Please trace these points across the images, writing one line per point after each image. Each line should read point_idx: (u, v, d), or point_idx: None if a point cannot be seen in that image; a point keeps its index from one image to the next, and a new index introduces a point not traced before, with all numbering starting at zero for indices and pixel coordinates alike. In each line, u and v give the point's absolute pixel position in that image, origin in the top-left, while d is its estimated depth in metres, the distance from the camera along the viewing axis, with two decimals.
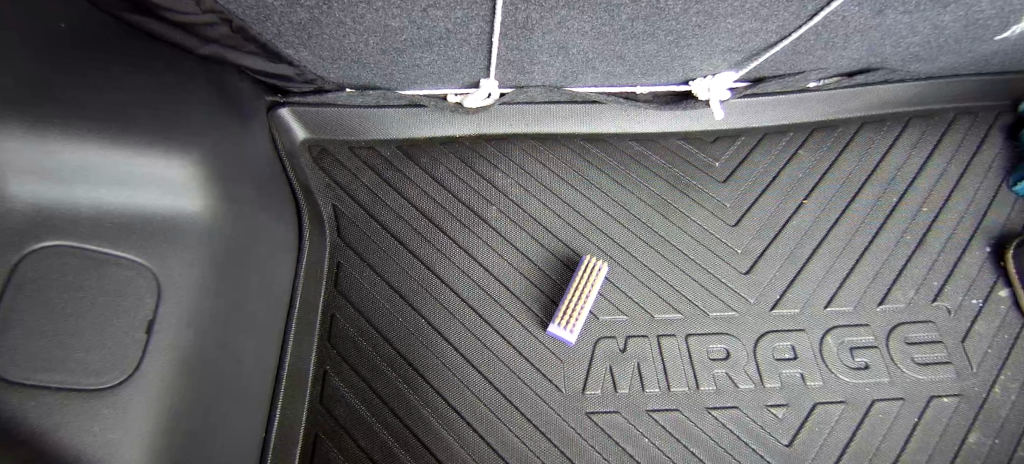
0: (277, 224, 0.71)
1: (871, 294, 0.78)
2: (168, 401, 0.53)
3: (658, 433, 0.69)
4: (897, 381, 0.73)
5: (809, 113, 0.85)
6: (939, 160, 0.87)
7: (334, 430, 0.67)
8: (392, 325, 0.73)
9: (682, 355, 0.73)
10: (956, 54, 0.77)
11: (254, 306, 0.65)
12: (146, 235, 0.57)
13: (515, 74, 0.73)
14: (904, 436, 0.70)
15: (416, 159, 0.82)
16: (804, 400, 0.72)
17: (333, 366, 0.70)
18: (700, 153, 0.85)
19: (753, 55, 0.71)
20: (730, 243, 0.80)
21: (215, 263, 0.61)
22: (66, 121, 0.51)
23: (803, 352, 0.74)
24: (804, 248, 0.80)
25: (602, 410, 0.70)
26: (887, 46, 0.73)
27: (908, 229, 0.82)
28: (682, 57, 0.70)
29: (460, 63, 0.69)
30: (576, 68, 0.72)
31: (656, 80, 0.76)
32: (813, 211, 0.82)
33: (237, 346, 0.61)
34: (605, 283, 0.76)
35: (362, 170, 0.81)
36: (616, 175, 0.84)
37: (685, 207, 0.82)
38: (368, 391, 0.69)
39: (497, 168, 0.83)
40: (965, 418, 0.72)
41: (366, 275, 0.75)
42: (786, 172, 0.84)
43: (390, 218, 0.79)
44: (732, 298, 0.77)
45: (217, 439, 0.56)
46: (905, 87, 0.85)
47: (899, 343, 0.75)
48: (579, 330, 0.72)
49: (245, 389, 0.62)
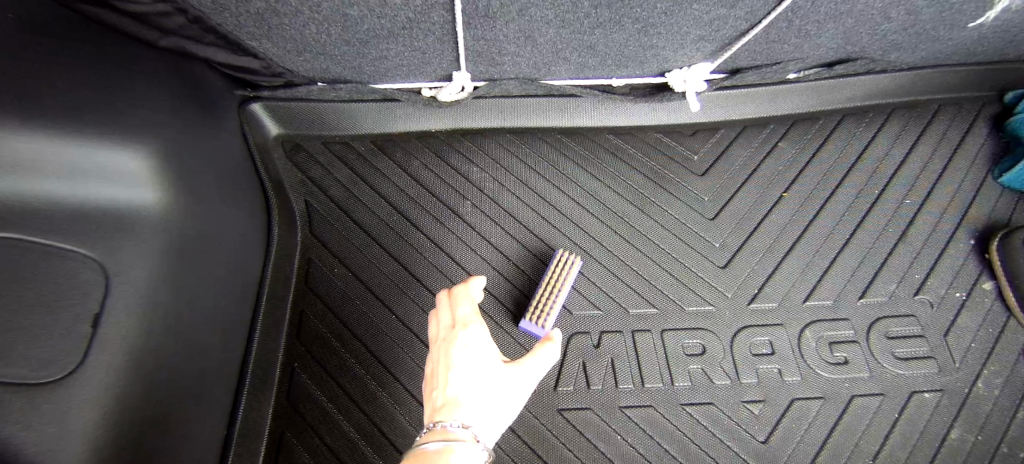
0: (244, 219, 0.70)
1: (853, 287, 0.76)
2: (114, 393, 0.51)
3: (630, 430, 0.68)
4: (877, 377, 0.71)
5: (789, 105, 0.85)
6: (921, 153, 0.86)
7: (302, 428, 0.67)
8: (362, 320, 0.72)
9: (657, 351, 0.72)
10: (936, 42, 0.76)
11: (217, 302, 0.63)
12: (99, 228, 0.56)
13: (486, 66, 0.72)
14: (883, 432, 0.68)
15: (390, 154, 0.82)
16: (781, 395, 0.70)
17: (301, 363, 0.70)
18: (678, 146, 0.84)
19: (726, 44, 0.70)
20: (708, 236, 0.78)
21: (173, 256, 0.59)
22: (15, 111, 0.50)
23: (780, 346, 0.72)
24: (782, 241, 0.78)
25: (574, 406, 0.68)
26: (863, 34, 0.72)
27: (889, 221, 0.81)
28: (653, 46, 0.69)
29: (428, 55, 0.69)
30: (546, 59, 0.71)
31: (631, 72, 0.76)
32: (792, 205, 0.81)
33: (196, 342, 0.60)
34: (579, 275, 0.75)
35: (336, 165, 0.81)
36: (593, 169, 0.83)
37: (662, 200, 0.81)
38: (336, 387, 0.69)
39: (473, 161, 0.82)
40: (947, 414, 0.70)
41: (337, 270, 0.75)
42: (765, 166, 0.83)
43: (362, 213, 0.79)
44: (709, 293, 0.75)
45: (172, 433, 0.55)
46: (886, 78, 0.84)
47: (880, 337, 0.73)
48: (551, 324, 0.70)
49: (206, 387, 0.60)
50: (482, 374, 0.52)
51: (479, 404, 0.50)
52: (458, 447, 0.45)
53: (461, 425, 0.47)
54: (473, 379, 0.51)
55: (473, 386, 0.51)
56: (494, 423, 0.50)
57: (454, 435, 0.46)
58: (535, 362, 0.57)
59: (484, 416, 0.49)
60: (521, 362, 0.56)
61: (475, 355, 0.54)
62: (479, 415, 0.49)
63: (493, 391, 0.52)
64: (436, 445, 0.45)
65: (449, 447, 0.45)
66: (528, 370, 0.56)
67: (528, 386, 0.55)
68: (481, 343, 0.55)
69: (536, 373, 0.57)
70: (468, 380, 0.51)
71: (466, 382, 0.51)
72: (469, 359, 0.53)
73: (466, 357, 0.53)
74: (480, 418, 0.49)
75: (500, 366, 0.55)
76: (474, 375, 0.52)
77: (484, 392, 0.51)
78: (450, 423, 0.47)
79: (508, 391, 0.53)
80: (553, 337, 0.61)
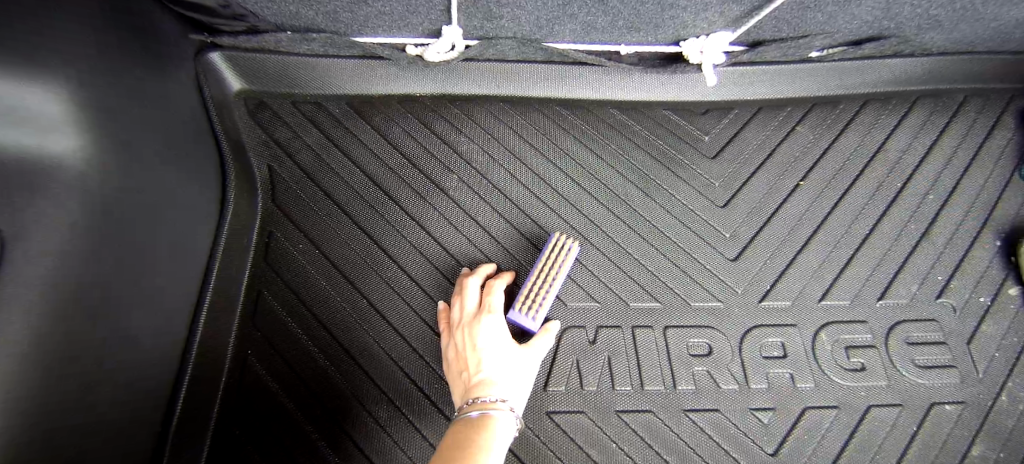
0: (191, 182, 0.60)
1: (872, 288, 0.70)
2: (12, 385, 0.41)
3: (626, 438, 0.60)
4: (895, 386, 0.65)
5: (810, 87, 0.77)
6: (946, 145, 0.80)
7: (255, 426, 0.59)
8: (328, 305, 0.63)
9: (659, 350, 0.64)
10: (977, 21, 0.69)
11: (155, 279, 0.53)
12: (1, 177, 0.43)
13: (481, 21, 0.64)
14: (901, 447, 0.62)
15: (368, 119, 0.73)
16: (792, 403, 0.63)
17: (256, 350, 0.61)
18: (689, 125, 0.76)
19: (753, 8, 0.62)
20: (718, 225, 0.71)
21: (99, 220, 0.49)
22: None
23: (793, 349, 0.66)
24: (798, 234, 0.72)
25: (565, 409, 0.61)
26: (903, 6, 0.64)
27: (911, 217, 0.74)
28: (673, 5, 0.61)
29: (415, 3, 0.60)
30: (551, 14, 0.62)
31: (642, 38, 0.68)
32: (810, 195, 0.74)
33: (125, 323, 0.50)
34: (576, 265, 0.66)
35: (306, 128, 0.72)
36: (595, 146, 0.74)
37: (669, 184, 0.73)
38: (295, 380, 0.60)
39: (461, 131, 0.73)
40: (969, 429, 0.64)
41: (302, 247, 0.66)
42: (781, 151, 0.76)
43: (334, 183, 0.70)
44: (718, 288, 0.68)
45: (82, 438, 0.46)
46: (915, 62, 0.77)
47: (899, 343, 0.67)
48: (544, 316, 0.61)
49: (139, 377, 0.51)
50: (508, 351, 0.55)
51: (507, 379, 0.53)
52: (499, 418, 0.49)
53: (499, 399, 0.50)
54: (501, 357, 0.54)
55: (500, 363, 0.53)
56: (522, 392, 0.54)
57: (495, 407, 0.50)
58: (545, 338, 0.59)
59: (514, 389, 0.53)
60: (534, 340, 0.58)
61: (495, 334, 0.56)
62: (510, 388, 0.52)
63: (516, 367, 0.54)
64: (480, 417, 0.49)
65: (490, 416, 0.49)
66: (541, 346, 0.58)
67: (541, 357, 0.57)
68: (499, 322, 0.57)
69: (548, 342, 0.58)
70: (496, 359, 0.54)
71: (494, 360, 0.54)
72: (492, 338, 0.55)
73: (488, 336, 0.55)
74: (513, 390, 0.52)
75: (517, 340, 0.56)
76: (500, 353, 0.54)
77: (511, 368, 0.54)
78: (489, 397, 0.51)
79: (528, 362, 0.56)
80: (549, 327, 0.60)
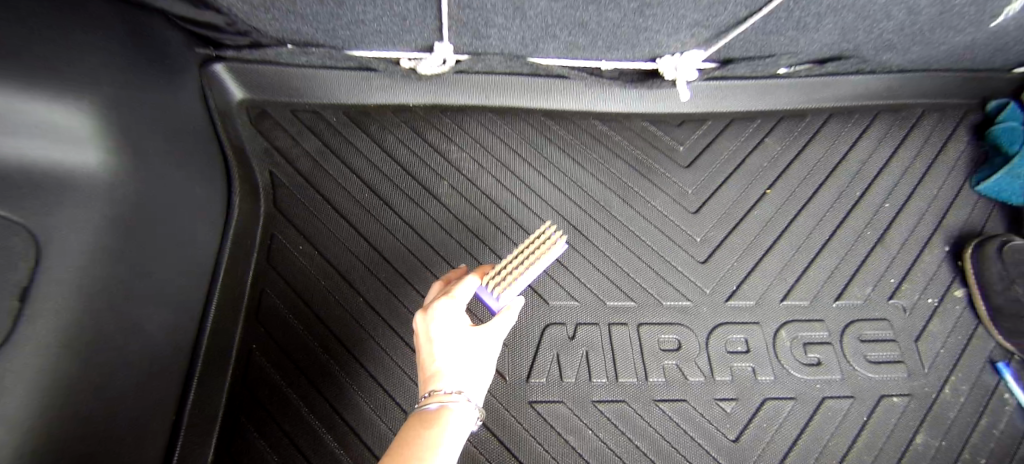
0: (199, 188, 0.64)
1: (829, 289, 0.76)
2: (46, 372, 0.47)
3: (601, 425, 0.66)
4: (848, 379, 0.71)
5: (777, 101, 0.83)
6: (903, 157, 0.86)
7: (260, 416, 0.63)
8: (327, 302, 0.68)
9: (632, 346, 0.70)
10: (928, 45, 0.75)
11: (167, 279, 0.58)
12: (35, 192, 0.51)
13: (470, 39, 0.68)
14: (852, 435, 0.68)
15: (364, 127, 0.78)
16: (753, 395, 0.69)
17: (260, 345, 0.66)
18: (665, 137, 0.82)
19: (722, 31, 0.67)
20: (688, 230, 0.77)
21: (117, 225, 0.55)
22: None
23: (755, 345, 0.72)
24: (763, 238, 0.77)
25: (545, 399, 0.66)
26: (859, 32, 0.70)
27: (869, 223, 0.81)
28: (648, 29, 0.66)
29: (409, 21, 0.65)
30: (535, 35, 0.67)
31: (622, 55, 0.73)
32: (776, 202, 0.80)
33: (143, 320, 0.55)
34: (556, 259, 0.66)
35: (305, 136, 0.76)
36: (577, 155, 0.80)
37: (646, 191, 0.79)
38: (296, 372, 0.65)
39: (451, 139, 0.78)
40: (914, 418, 0.70)
41: (302, 248, 0.71)
42: (750, 162, 0.82)
43: (331, 188, 0.74)
44: (688, 289, 0.73)
45: (112, 422, 0.51)
46: (875, 79, 0.83)
47: (853, 339, 0.73)
48: (509, 298, 0.59)
49: (153, 369, 0.56)
50: (465, 337, 0.52)
51: (463, 368, 0.50)
52: (454, 410, 0.46)
53: (453, 391, 0.47)
54: (458, 344, 0.51)
55: (454, 352, 0.50)
56: (483, 379, 0.51)
57: (449, 398, 0.47)
58: (506, 318, 0.55)
59: (473, 377, 0.49)
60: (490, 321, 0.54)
61: (449, 321, 0.52)
62: (467, 378, 0.49)
63: (473, 353, 0.51)
64: (434, 412, 0.46)
65: (445, 409, 0.46)
66: (499, 327, 0.54)
67: (500, 341, 0.54)
68: (455, 306, 0.53)
69: (510, 321, 0.56)
70: (451, 347, 0.50)
71: (448, 348, 0.50)
72: (446, 325, 0.52)
73: (442, 322, 0.52)
74: (471, 378, 0.49)
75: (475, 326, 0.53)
76: (455, 339, 0.51)
77: (468, 356, 0.51)
78: (443, 389, 0.47)
79: (487, 345, 0.52)
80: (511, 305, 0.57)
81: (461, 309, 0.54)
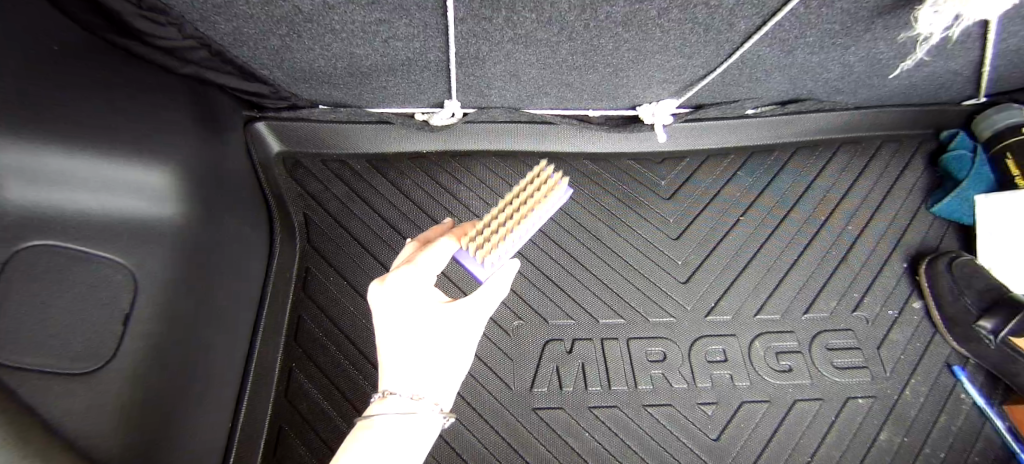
0: (247, 230, 0.77)
1: (798, 303, 0.85)
2: (138, 385, 0.58)
3: (597, 429, 0.75)
4: (817, 383, 0.80)
5: (748, 138, 0.93)
6: (865, 184, 0.96)
7: (299, 424, 0.73)
8: (356, 326, 0.79)
9: (622, 358, 0.79)
10: (872, 88, 0.85)
11: (224, 309, 0.70)
12: (126, 238, 0.62)
13: (475, 97, 0.81)
14: (821, 433, 0.77)
15: (384, 172, 0.89)
16: (731, 399, 0.78)
17: (299, 363, 0.76)
18: (648, 172, 0.93)
19: (688, 85, 0.79)
20: (670, 254, 0.87)
21: (191, 265, 0.66)
22: (60, 132, 0.57)
23: (733, 355, 0.81)
24: (738, 260, 0.87)
25: (547, 406, 0.76)
26: (808, 81, 0.81)
27: (833, 244, 0.90)
28: (624, 85, 0.78)
29: (423, 86, 0.77)
30: (529, 92, 0.79)
31: (605, 105, 0.84)
32: (748, 228, 0.90)
33: (207, 343, 0.67)
34: (558, 207, 0.60)
35: (334, 182, 0.88)
36: (570, 191, 0.91)
37: (632, 221, 0.89)
38: (330, 386, 0.75)
39: (460, 181, 0.90)
40: (878, 418, 0.79)
41: (333, 279, 0.82)
42: (725, 192, 0.92)
43: (358, 226, 0.86)
44: (672, 306, 0.83)
45: (184, 426, 0.62)
46: (835, 115, 0.93)
47: (820, 348, 0.83)
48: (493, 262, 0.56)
49: (213, 383, 0.67)
50: (421, 314, 0.52)
51: (417, 346, 0.51)
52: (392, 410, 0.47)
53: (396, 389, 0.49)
54: (413, 320, 0.51)
55: (409, 329, 0.51)
56: (443, 356, 0.52)
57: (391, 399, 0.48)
58: (485, 287, 0.55)
59: (427, 357, 0.51)
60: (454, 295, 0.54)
61: (405, 296, 0.52)
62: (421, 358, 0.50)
63: (430, 332, 0.51)
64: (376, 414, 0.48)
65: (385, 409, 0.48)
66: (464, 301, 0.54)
67: (464, 319, 0.54)
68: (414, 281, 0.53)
69: (484, 289, 0.55)
70: (404, 325, 0.51)
71: (402, 326, 0.51)
72: (402, 301, 0.52)
73: (399, 297, 0.52)
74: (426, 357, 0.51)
75: (435, 313, 0.53)
76: (410, 315, 0.51)
77: (423, 333, 0.51)
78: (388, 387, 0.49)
79: (446, 323, 0.53)
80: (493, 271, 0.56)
81: (422, 282, 0.54)
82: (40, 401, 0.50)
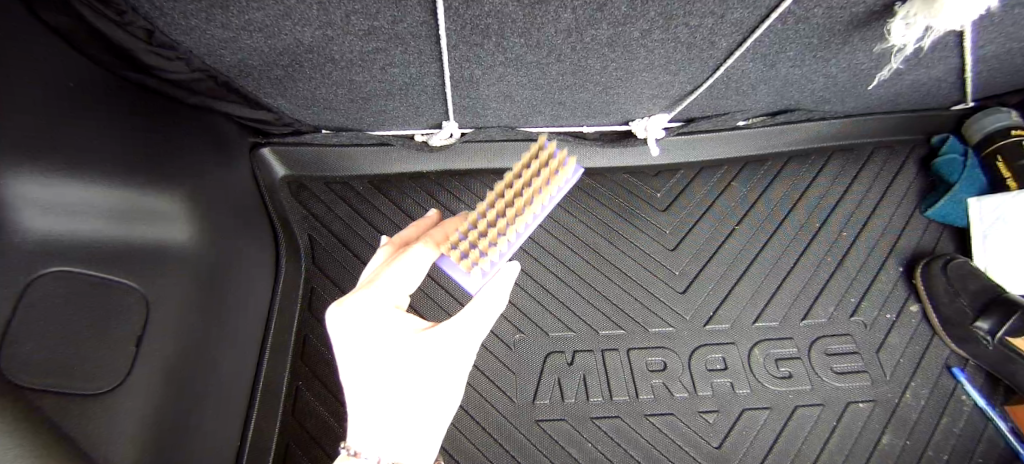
0: (252, 254, 0.79)
1: (796, 310, 0.86)
2: (151, 406, 0.60)
3: (600, 438, 0.76)
4: (817, 389, 0.81)
5: (741, 149, 0.95)
6: (859, 190, 0.97)
7: (306, 440, 0.75)
8: None
9: (623, 368, 0.81)
10: (859, 97, 0.87)
11: (230, 330, 0.73)
12: (139, 264, 0.64)
13: (471, 118, 0.83)
14: (823, 438, 0.78)
15: (385, 193, 0.92)
16: (732, 406, 0.79)
17: (305, 381, 0.78)
18: (643, 185, 0.95)
19: (678, 99, 0.81)
20: (667, 265, 0.89)
21: (199, 289, 0.69)
22: (76, 165, 0.59)
23: (732, 362, 0.82)
24: (734, 269, 0.89)
25: (550, 417, 0.77)
26: (794, 92, 0.83)
27: (829, 250, 0.92)
28: (615, 102, 0.81)
29: (421, 109, 0.79)
30: (524, 112, 0.82)
31: (599, 121, 0.86)
32: (744, 237, 0.92)
33: (215, 364, 0.70)
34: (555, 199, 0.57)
35: (337, 203, 0.91)
36: (568, 205, 0.93)
37: (629, 233, 0.91)
38: (336, 403, 0.78)
39: (459, 198, 0.92)
40: (879, 422, 0.79)
41: (337, 298, 0.84)
42: (719, 203, 0.94)
43: (361, 246, 0.88)
44: (670, 316, 0.85)
45: (192, 444, 0.64)
46: (827, 124, 0.94)
47: (819, 354, 0.83)
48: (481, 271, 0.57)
49: (221, 403, 0.70)
50: (386, 345, 0.53)
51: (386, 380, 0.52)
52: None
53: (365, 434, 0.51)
54: (379, 351, 0.52)
55: (375, 361, 0.52)
56: (418, 387, 0.52)
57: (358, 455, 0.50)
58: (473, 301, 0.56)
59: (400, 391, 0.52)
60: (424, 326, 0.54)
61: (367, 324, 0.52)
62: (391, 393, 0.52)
63: (398, 364, 0.52)
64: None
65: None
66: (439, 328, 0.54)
67: (438, 349, 0.54)
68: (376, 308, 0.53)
69: (461, 314, 0.55)
70: (369, 356, 0.52)
71: (368, 357, 0.52)
72: (366, 329, 0.52)
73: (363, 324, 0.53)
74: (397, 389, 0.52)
75: (402, 345, 0.53)
76: (375, 346, 0.52)
77: (390, 364, 0.52)
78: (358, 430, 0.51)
79: (417, 354, 0.53)
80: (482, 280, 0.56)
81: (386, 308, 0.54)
82: (67, 424, 0.52)
